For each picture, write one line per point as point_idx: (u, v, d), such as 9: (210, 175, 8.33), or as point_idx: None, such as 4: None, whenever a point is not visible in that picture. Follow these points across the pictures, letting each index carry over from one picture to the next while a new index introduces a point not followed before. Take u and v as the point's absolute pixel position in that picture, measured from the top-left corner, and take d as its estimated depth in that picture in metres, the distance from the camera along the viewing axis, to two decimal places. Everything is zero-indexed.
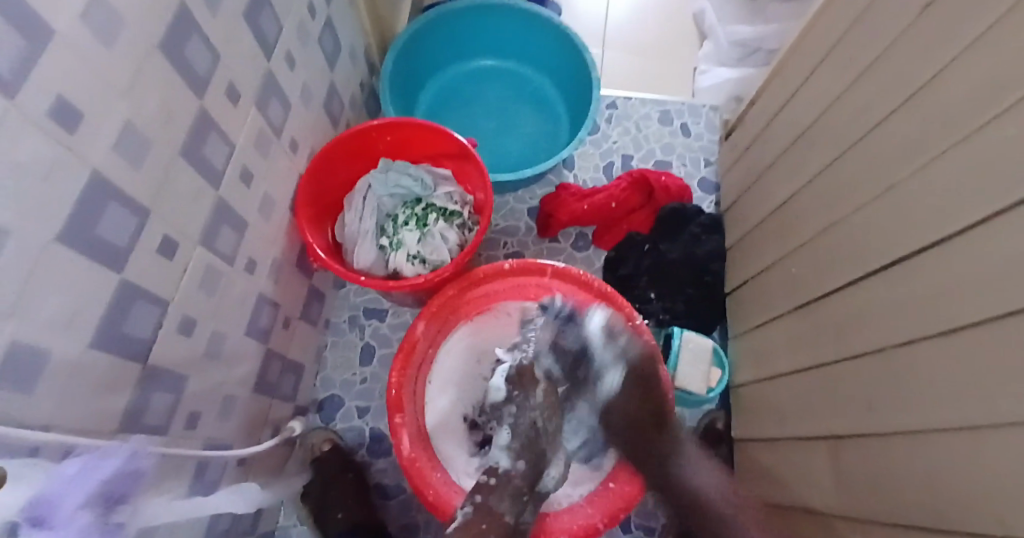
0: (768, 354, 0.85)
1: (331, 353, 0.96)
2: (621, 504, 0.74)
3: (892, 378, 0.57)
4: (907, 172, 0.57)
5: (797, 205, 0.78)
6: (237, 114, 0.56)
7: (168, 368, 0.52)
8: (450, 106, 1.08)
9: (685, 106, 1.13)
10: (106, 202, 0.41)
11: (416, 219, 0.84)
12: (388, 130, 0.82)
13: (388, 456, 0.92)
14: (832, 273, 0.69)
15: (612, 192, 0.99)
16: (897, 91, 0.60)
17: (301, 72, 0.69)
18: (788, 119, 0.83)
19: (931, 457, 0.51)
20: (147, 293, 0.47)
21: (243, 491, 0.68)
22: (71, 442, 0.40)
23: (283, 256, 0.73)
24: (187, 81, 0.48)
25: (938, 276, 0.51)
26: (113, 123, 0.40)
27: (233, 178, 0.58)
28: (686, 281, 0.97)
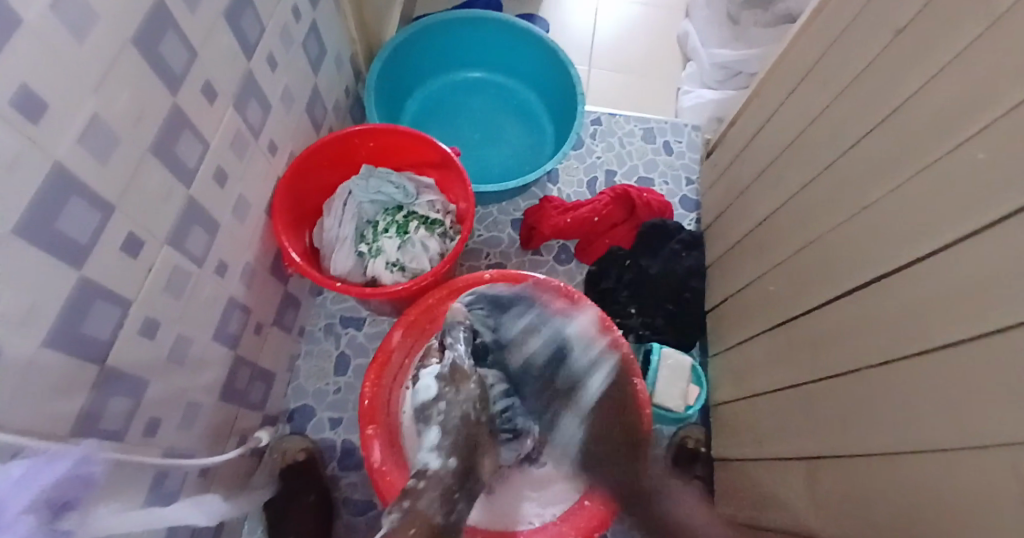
0: (746, 372, 0.85)
1: (304, 362, 0.94)
2: (596, 522, 0.72)
3: (866, 398, 0.57)
4: (880, 193, 0.58)
5: (776, 224, 0.79)
6: (213, 113, 0.55)
7: (128, 372, 0.50)
8: (435, 116, 1.08)
9: (668, 124, 1.15)
10: (69, 196, 0.39)
11: (397, 226, 0.83)
12: (370, 137, 0.82)
13: (359, 469, 0.89)
14: (809, 291, 0.70)
15: (595, 206, 1.00)
16: (870, 114, 0.61)
17: (283, 74, 0.68)
18: (767, 139, 0.84)
19: (905, 478, 0.51)
20: (108, 292, 0.46)
21: (204, 504, 0.65)
22: (21, 443, 0.38)
23: (256, 260, 0.72)
24: (162, 77, 0.47)
25: (911, 296, 0.52)
26: (81, 115, 0.39)
27: (207, 179, 0.56)
28: (665, 297, 0.97)
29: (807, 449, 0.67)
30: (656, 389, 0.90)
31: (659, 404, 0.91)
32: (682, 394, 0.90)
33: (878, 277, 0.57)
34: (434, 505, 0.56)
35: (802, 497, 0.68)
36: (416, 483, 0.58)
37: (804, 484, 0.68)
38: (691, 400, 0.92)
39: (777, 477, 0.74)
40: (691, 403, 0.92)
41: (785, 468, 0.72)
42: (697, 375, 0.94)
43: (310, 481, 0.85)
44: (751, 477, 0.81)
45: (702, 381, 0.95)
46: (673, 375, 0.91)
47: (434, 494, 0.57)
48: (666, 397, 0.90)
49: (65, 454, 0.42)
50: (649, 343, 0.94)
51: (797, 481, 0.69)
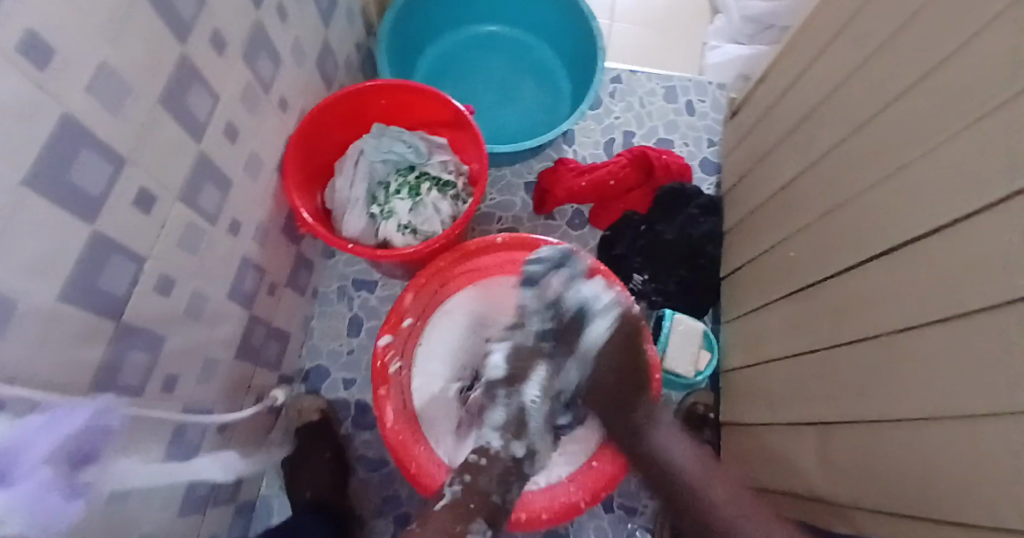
0: (760, 339, 0.85)
1: (318, 322, 0.94)
2: (603, 483, 0.74)
3: (887, 366, 0.56)
4: (916, 154, 0.55)
5: (801, 187, 0.77)
6: (223, 65, 0.53)
7: (146, 328, 0.50)
8: (449, 73, 1.05)
9: (691, 83, 1.10)
10: (80, 148, 0.38)
11: (409, 188, 0.81)
12: (381, 94, 0.79)
13: (373, 428, 0.91)
14: (832, 257, 0.68)
15: (611, 169, 0.97)
16: (909, 70, 0.57)
17: (293, 26, 0.66)
18: (796, 99, 0.81)
19: (920, 445, 0.51)
20: (123, 248, 0.45)
21: (222, 459, 0.67)
22: (38, 397, 0.38)
23: (269, 219, 0.71)
24: (170, 24, 0.45)
25: (942, 262, 0.50)
26: (89, 62, 0.37)
27: (218, 134, 0.55)
28: (680, 262, 0.95)
29: (820, 416, 0.67)
30: (666, 355, 0.91)
31: (669, 370, 0.91)
32: (691, 359, 0.90)
33: (906, 243, 0.55)
34: (491, 485, 0.65)
35: (812, 463, 0.68)
36: (480, 461, 0.67)
37: (815, 449, 0.68)
38: (702, 365, 0.91)
39: (786, 442, 0.74)
40: (701, 369, 0.92)
41: (798, 434, 0.72)
42: (709, 341, 0.93)
43: (325, 437, 0.86)
44: (759, 443, 0.82)
45: (713, 347, 0.94)
46: (685, 340, 0.91)
47: (493, 474, 0.66)
48: (676, 362, 0.90)
49: (85, 408, 0.42)
50: (662, 310, 0.93)
51: (807, 447, 0.70)
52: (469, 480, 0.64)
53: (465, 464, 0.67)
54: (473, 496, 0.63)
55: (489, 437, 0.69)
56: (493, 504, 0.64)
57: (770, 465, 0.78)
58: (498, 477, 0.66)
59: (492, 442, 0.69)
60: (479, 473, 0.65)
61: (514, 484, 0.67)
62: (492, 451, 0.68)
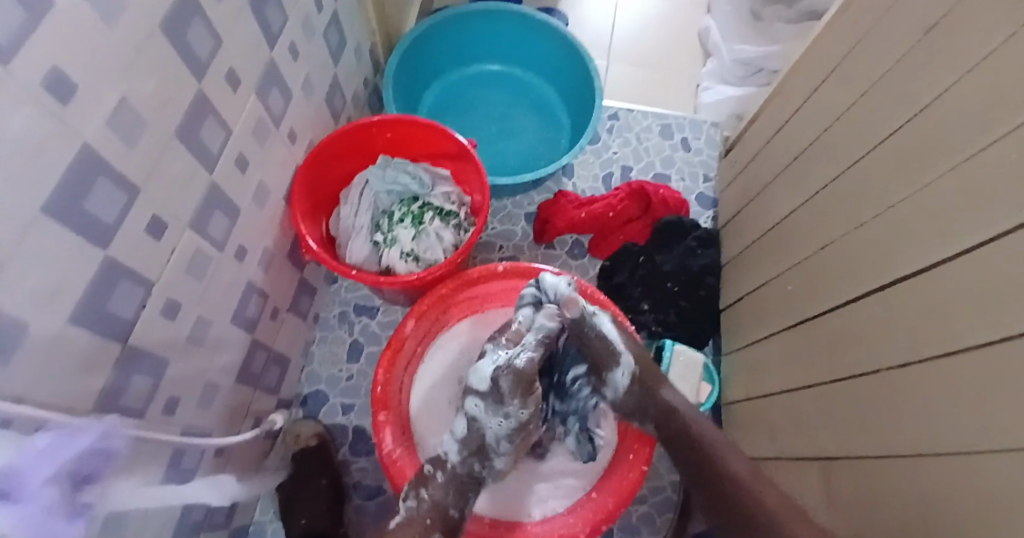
0: (760, 372, 0.85)
1: (318, 348, 0.95)
2: (603, 516, 0.73)
3: (886, 403, 0.57)
4: (906, 194, 0.57)
5: (797, 222, 0.78)
6: (236, 100, 0.56)
7: (150, 350, 0.52)
8: (452, 108, 1.09)
9: (686, 120, 1.13)
10: (96, 178, 0.41)
11: (412, 217, 0.83)
12: (389, 127, 0.82)
13: (370, 455, 0.91)
14: (828, 291, 0.69)
15: (610, 201, 1.00)
16: (899, 113, 0.60)
17: (304, 63, 0.69)
18: (790, 138, 0.83)
19: (923, 482, 0.51)
20: (133, 274, 0.47)
21: (219, 485, 0.68)
22: (43, 417, 0.39)
23: (275, 246, 0.73)
24: (188, 65, 0.47)
25: (931, 299, 0.52)
26: (110, 100, 0.40)
27: (229, 164, 0.57)
28: (680, 294, 0.96)
29: (821, 452, 0.67)
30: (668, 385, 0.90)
31: None
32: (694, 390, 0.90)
33: (899, 281, 0.57)
34: (449, 499, 0.65)
35: (814, 499, 0.68)
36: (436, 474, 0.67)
37: (820, 486, 0.67)
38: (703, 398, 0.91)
39: (788, 478, 0.74)
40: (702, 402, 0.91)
41: (800, 472, 0.72)
42: (710, 374, 0.94)
43: (324, 463, 0.86)
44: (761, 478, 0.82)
45: (714, 379, 0.94)
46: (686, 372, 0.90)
47: (453, 489, 0.66)
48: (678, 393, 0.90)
49: (91, 429, 0.43)
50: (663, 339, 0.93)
51: (809, 482, 0.70)
52: (425, 495, 0.65)
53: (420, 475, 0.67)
54: (431, 512, 0.64)
55: (447, 448, 0.69)
56: (450, 517, 0.65)
57: None
58: (456, 490, 0.66)
59: (450, 454, 0.68)
60: (435, 488, 0.65)
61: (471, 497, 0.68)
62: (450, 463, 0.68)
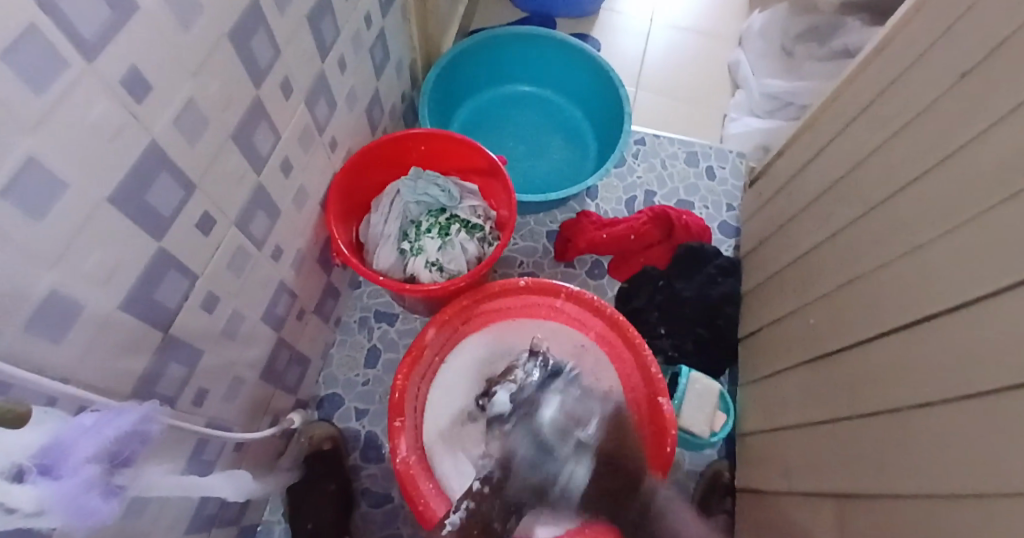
0: (777, 403, 0.85)
1: (338, 351, 0.97)
2: None
3: (904, 440, 0.57)
4: (933, 235, 0.58)
5: (821, 256, 0.79)
6: (287, 107, 0.58)
7: (187, 340, 0.54)
8: (484, 125, 1.11)
9: (712, 149, 1.15)
10: (159, 172, 0.43)
11: (439, 228, 0.85)
12: (423, 140, 0.85)
13: (380, 462, 0.91)
14: (849, 327, 0.70)
15: (632, 224, 1.01)
16: (927, 154, 0.61)
17: (350, 75, 0.72)
18: (817, 174, 0.84)
19: (939, 524, 0.50)
20: (180, 265, 0.49)
21: (234, 478, 0.68)
22: (86, 398, 0.41)
23: (307, 248, 0.75)
24: (249, 72, 0.50)
25: (953, 338, 0.52)
26: (178, 99, 0.42)
27: (274, 168, 0.60)
28: (697, 319, 0.97)
29: (837, 488, 0.67)
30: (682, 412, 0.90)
31: (682, 429, 0.90)
32: (707, 420, 0.89)
33: (924, 319, 0.57)
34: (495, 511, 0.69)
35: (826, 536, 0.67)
36: (484, 489, 0.71)
37: (832, 524, 0.67)
38: (718, 427, 0.91)
39: (803, 514, 0.73)
40: (717, 430, 0.91)
41: (813, 508, 0.71)
42: (726, 404, 0.93)
43: (334, 468, 0.86)
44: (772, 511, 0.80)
45: (730, 409, 0.93)
46: (702, 400, 0.90)
47: (497, 504, 0.70)
48: (691, 420, 0.89)
49: (131, 411, 0.45)
50: (678, 366, 0.94)
51: (823, 519, 0.69)
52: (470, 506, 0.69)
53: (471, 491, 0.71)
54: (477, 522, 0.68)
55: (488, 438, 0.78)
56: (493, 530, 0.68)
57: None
58: (502, 508, 0.69)
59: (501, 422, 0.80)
60: (480, 500, 0.69)
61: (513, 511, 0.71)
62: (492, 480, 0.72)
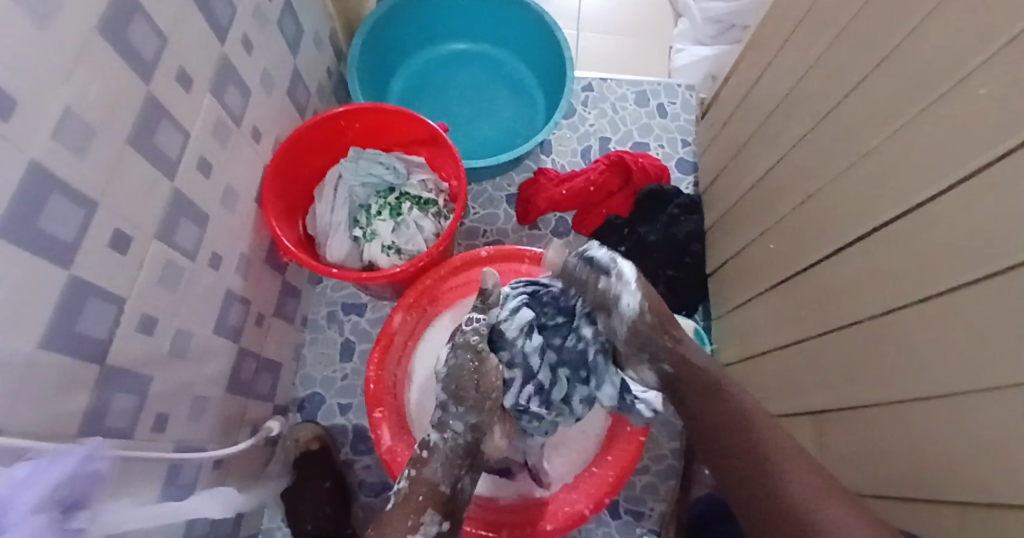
0: (749, 333, 0.85)
1: (310, 350, 0.94)
2: (605, 490, 0.73)
3: (874, 346, 0.57)
4: (880, 138, 0.56)
5: (776, 177, 0.78)
6: (190, 101, 0.54)
7: (129, 367, 0.50)
8: (422, 94, 1.06)
9: (661, 86, 1.12)
10: (49, 195, 0.39)
11: (389, 209, 0.81)
12: (356, 118, 0.80)
13: (372, 452, 0.90)
14: (810, 247, 0.69)
15: (589, 175, 0.99)
16: (870, 53, 0.58)
17: (260, 57, 0.66)
18: (763, 93, 0.82)
19: (915, 423, 0.51)
20: (100, 290, 0.45)
21: (219, 498, 0.67)
22: (22, 446, 0.37)
23: (250, 251, 0.71)
24: (132, 66, 0.45)
25: (915, 238, 0.51)
26: (52, 108, 0.38)
27: (191, 170, 0.55)
28: (666, 262, 0.96)
29: (815, 404, 0.68)
30: None
31: None
32: None
33: (883, 225, 0.56)
34: (441, 473, 0.58)
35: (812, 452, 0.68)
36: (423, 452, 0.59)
37: (814, 437, 0.68)
38: None
39: None
40: None
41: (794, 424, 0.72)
42: (702, 337, 0.93)
43: (325, 466, 0.85)
44: None
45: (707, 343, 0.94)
46: None
47: (441, 463, 0.58)
48: None
49: (71, 453, 0.41)
50: None
51: (806, 435, 0.69)
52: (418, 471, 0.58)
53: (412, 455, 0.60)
54: (423, 487, 0.57)
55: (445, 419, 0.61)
56: (441, 495, 0.57)
57: None
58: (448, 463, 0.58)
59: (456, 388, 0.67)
60: (425, 464, 0.58)
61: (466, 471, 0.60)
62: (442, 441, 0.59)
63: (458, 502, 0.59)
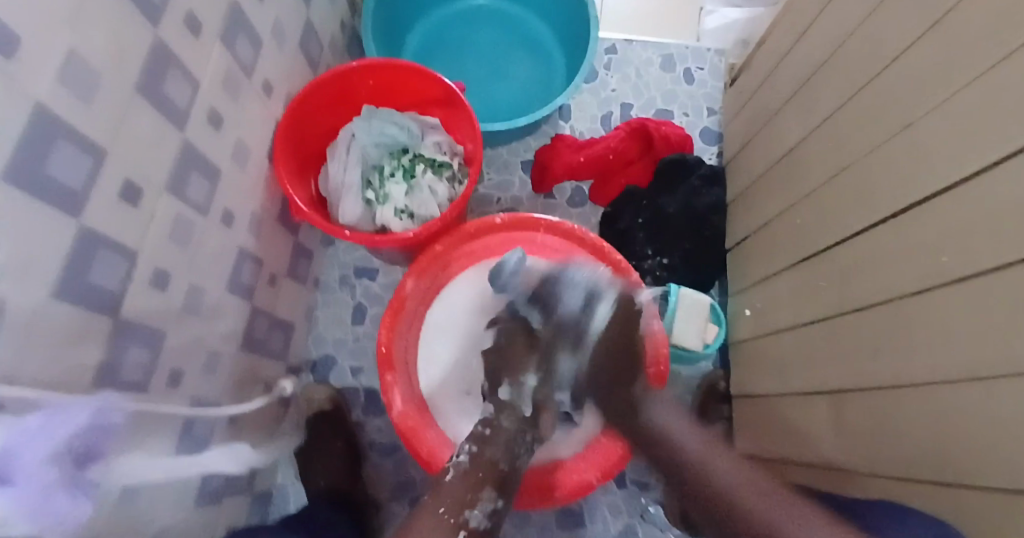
0: (768, 311, 0.84)
1: (322, 312, 0.94)
2: (614, 460, 0.73)
3: (900, 327, 0.55)
4: (923, 108, 0.53)
5: (807, 150, 0.74)
6: (200, 50, 0.52)
7: (141, 321, 0.50)
8: (438, 53, 1.03)
9: (688, 50, 1.08)
10: (55, 141, 0.37)
11: (403, 171, 0.80)
12: (369, 74, 0.77)
13: (383, 414, 0.91)
14: (837, 222, 0.66)
15: (610, 143, 0.96)
16: (920, 11, 0.54)
17: (271, 8, 0.64)
18: (798, 60, 0.78)
19: (933, 407, 0.50)
20: (112, 243, 0.45)
21: (232, 454, 0.69)
22: (41, 397, 0.38)
23: (263, 210, 0.70)
24: (139, 9, 0.43)
25: (952, 215, 0.49)
26: (56, 51, 0.36)
27: (201, 123, 0.54)
28: (684, 235, 0.94)
29: (832, 384, 0.66)
30: (674, 328, 0.88)
31: (676, 344, 0.88)
32: (700, 332, 0.88)
33: (920, 200, 0.53)
34: (500, 452, 0.61)
35: (825, 431, 0.67)
36: (485, 432, 0.64)
37: (828, 417, 0.67)
38: (710, 338, 0.89)
39: (801, 413, 0.73)
40: (709, 342, 0.90)
41: (808, 403, 0.72)
42: (717, 315, 0.91)
43: (339, 427, 0.86)
44: (770, 411, 0.81)
45: (722, 318, 0.92)
46: (691, 313, 0.88)
47: (501, 443, 0.62)
48: (684, 335, 0.88)
49: (85, 405, 0.42)
50: (666, 284, 0.91)
51: (821, 415, 0.68)
52: (475, 450, 0.62)
53: (472, 435, 0.64)
54: (483, 465, 0.60)
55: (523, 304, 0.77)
56: (502, 471, 0.60)
57: (772, 438, 0.80)
58: (506, 446, 0.62)
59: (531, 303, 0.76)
60: (485, 444, 0.62)
61: (528, 440, 0.65)
62: (493, 420, 0.65)
63: (519, 478, 0.62)
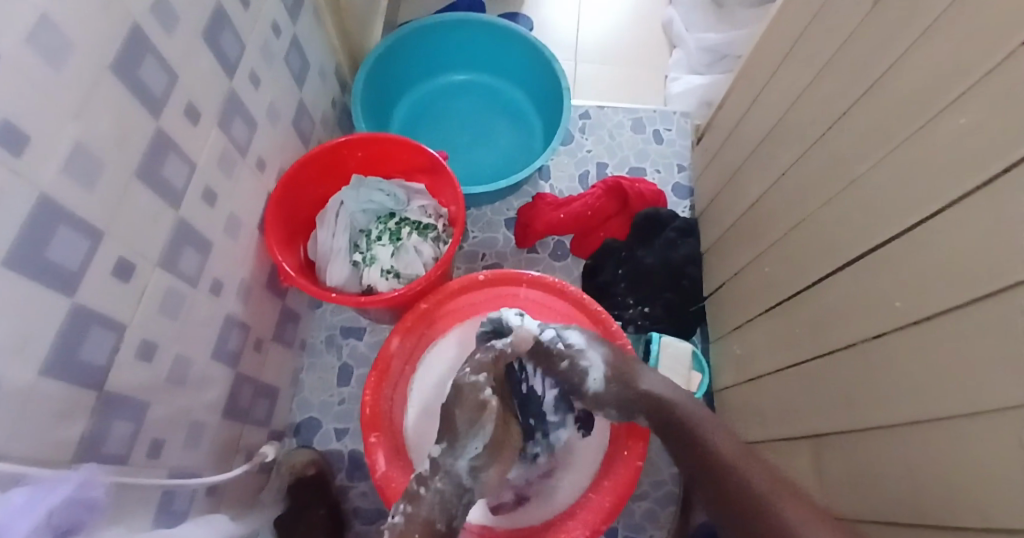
0: (748, 358, 0.86)
1: (308, 374, 0.94)
2: (601, 517, 0.71)
3: (869, 373, 0.57)
4: (868, 167, 0.58)
5: (770, 205, 0.79)
6: (198, 133, 0.55)
7: (127, 394, 0.51)
8: (423, 122, 1.08)
9: (657, 113, 1.15)
10: (56, 226, 0.40)
11: (390, 234, 0.83)
12: (358, 145, 0.81)
13: (368, 478, 0.90)
14: (803, 272, 0.70)
15: (588, 200, 1.00)
16: (857, 83, 0.60)
17: (267, 90, 0.69)
18: (755, 120, 0.85)
19: (908, 452, 0.52)
20: (103, 318, 0.46)
21: (213, 524, 0.66)
22: (20, 471, 0.38)
23: (251, 277, 0.72)
24: (142, 101, 0.47)
25: (905, 266, 0.52)
26: (62, 145, 0.39)
27: (195, 199, 0.57)
28: (664, 286, 0.97)
29: (813, 430, 0.67)
30: None
31: None
32: (684, 381, 0.89)
33: (874, 251, 0.56)
34: (435, 511, 0.59)
35: (809, 478, 0.68)
36: (417, 488, 0.61)
37: (811, 465, 0.68)
38: (695, 387, 0.90)
39: (785, 460, 0.73)
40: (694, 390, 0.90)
41: (790, 452, 0.72)
42: (699, 362, 0.92)
43: (322, 494, 0.85)
44: None
45: (705, 368, 0.93)
46: (675, 363, 0.89)
47: (435, 500, 0.59)
48: None
49: (68, 478, 0.42)
50: (649, 333, 0.93)
51: (803, 463, 0.69)
52: (410, 509, 0.59)
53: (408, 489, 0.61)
54: (417, 527, 0.58)
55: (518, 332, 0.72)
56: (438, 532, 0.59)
57: None
58: (442, 503, 0.60)
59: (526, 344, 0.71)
60: (417, 500, 0.60)
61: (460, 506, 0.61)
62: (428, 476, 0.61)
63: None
